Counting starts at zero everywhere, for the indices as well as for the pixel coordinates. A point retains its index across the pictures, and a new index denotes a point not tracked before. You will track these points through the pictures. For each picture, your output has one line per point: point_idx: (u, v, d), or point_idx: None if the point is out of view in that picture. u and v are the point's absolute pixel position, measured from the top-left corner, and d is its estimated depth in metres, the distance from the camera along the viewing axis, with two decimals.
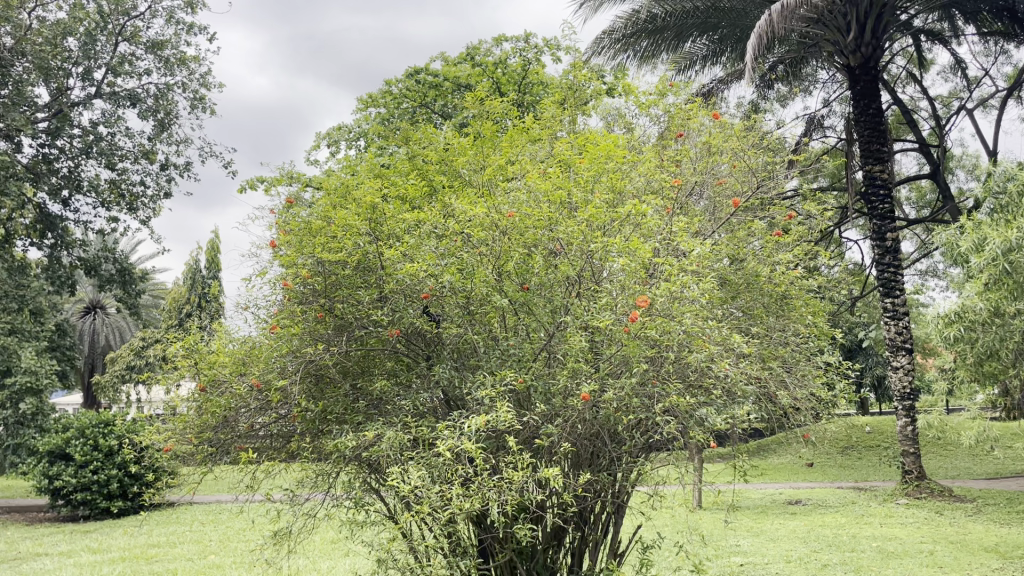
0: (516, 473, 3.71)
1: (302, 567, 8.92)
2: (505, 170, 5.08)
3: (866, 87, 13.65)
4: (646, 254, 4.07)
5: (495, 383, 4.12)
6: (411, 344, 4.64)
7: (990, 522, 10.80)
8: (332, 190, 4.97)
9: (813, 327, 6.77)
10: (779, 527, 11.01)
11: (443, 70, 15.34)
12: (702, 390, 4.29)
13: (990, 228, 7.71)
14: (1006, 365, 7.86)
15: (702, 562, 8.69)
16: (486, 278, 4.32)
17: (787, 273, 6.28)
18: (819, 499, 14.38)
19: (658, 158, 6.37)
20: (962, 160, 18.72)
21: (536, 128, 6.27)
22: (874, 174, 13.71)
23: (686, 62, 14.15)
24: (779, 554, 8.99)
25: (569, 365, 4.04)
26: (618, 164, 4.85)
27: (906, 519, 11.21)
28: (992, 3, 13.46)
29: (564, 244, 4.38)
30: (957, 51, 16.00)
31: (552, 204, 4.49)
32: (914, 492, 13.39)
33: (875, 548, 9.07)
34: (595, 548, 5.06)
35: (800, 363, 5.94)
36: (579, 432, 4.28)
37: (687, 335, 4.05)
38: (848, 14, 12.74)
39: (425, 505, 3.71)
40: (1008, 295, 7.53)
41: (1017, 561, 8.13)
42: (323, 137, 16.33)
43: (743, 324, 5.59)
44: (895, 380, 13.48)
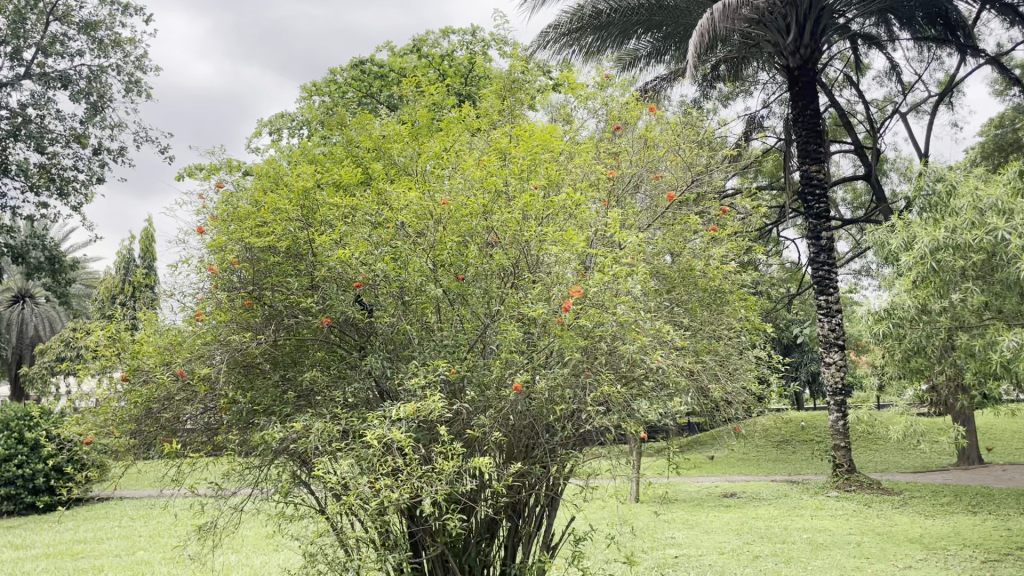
0: (446, 463, 3.64)
1: (234, 563, 8.74)
2: (441, 157, 5.03)
3: (804, 88, 13.82)
4: (581, 244, 4.08)
5: (427, 374, 4.05)
6: (345, 335, 4.52)
7: (916, 515, 11.11)
8: (263, 176, 4.87)
9: (747, 320, 6.80)
10: (713, 520, 11.16)
11: (389, 61, 15.21)
12: (635, 382, 4.30)
13: (919, 228, 7.89)
14: (933, 362, 8.03)
15: (636, 555, 8.77)
16: (420, 268, 4.25)
17: (721, 268, 6.27)
18: (752, 491, 14.65)
19: (598, 153, 6.39)
20: (895, 164, 19.19)
21: (475, 117, 6.22)
22: (811, 174, 13.96)
23: (630, 59, 14.34)
24: (712, 546, 9.12)
25: (502, 356, 4.01)
26: (554, 153, 4.85)
27: (835, 511, 11.51)
28: (926, 10, 13.76)
29: (499, 235, 4.34)
30: (892, 55, 16.35)
31: (486, 191, 4.42)
32: (844, 485, 13.74)
33: (805, 540, 9.27)
34: (528, 541, 5.04)
35: (733, 357, 6.01)
36: (511, 423, 4.24)
37: (621, 327, 4.06)
38: (789, 15, 13.00)
39: (354, 496, 3.62)
40: (935, 293, 7.67)
41: (939, 552, 8.37)
42: (264, 124, 15.96)
43: (676, 317, 5.60)
44: (828, 374, 13.79)
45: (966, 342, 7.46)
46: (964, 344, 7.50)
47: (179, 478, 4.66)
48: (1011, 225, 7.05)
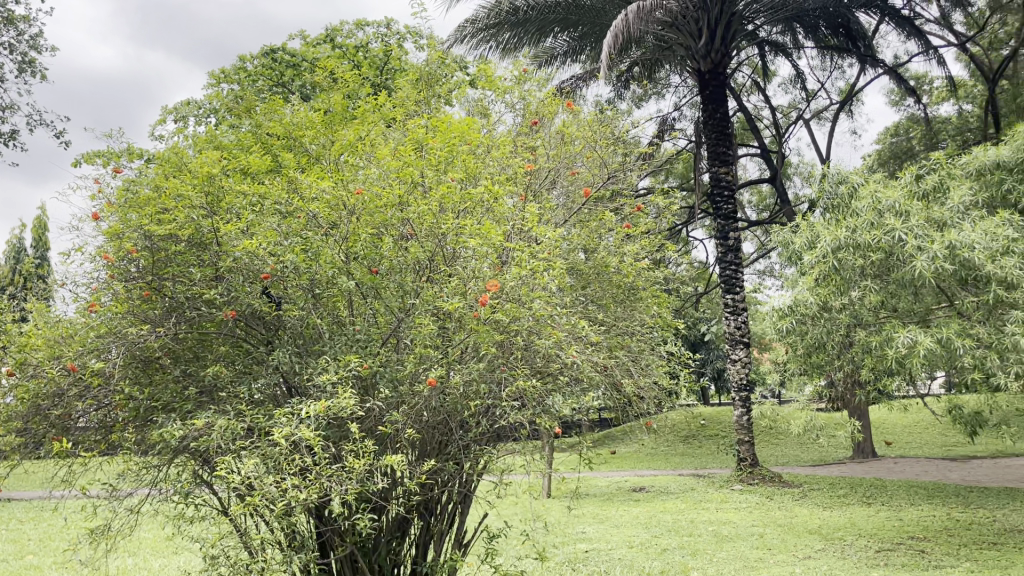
0: (356, 461, 3.55)
1: (130, 566, 8.40)
2: (355, 146, 4.90)
3: (714, 92, 14.18)
4: (498, 238, 4.05)
5: (338, 369, 3.93)
6: (251, 330, 4.34)
7: (815, 506, 11.54)
8: (166, 161, 4.64)
9: (659, 316, 6.89)
10: (623, 514, 11.33)
11: (301, 51, 14.88)
12: (550, 377, 4.30)
13: (821, 228, 8.17)
14: (833, 357, 8.31)
15: (547, 551, 8.81)
16: (330, 260, 4.14)
17: (634, 265, 6.29)
18: (660, 485, 14.97)
19: (515, 148, 6.38)
20: (798, 168, 19.88)
21: (391, 106, 6.11)
22: (719, 175, 14.30)
23: (546, 57, 14.34)
24: (622, 539, 9.26)
25: (416, 351, 3.93)
26: (471, 145, 4.81)
27: (739, 504, 11.86)
28: (830, 21, 14.29)
29: (415, 228, 4.27)
30: (797, 63, 16.95)
31: (402, 181, 4.34)
32: (748, 478, 14.18)
33: (710, 532, 9.51)
34: (440, 539, 4.96)
35: (645, 353, 6.08)
36: (425, 418, 4.16)
37: (536, 321, 4.05)
38: (701, 20, 13.30)
39: (258, 497, 3.48)
40: (836, 291, 7.94)
41: (836, 543, 8.71)
42: (169, 111, 15.36)
43: (590, 313, 5.63)
44: (733, 371, 14.18)
45: (863, 339, 7.75)
46: (862, 341, 7.80)
47: (69, 479, 4.40)
48: (908, 226, 7.25)
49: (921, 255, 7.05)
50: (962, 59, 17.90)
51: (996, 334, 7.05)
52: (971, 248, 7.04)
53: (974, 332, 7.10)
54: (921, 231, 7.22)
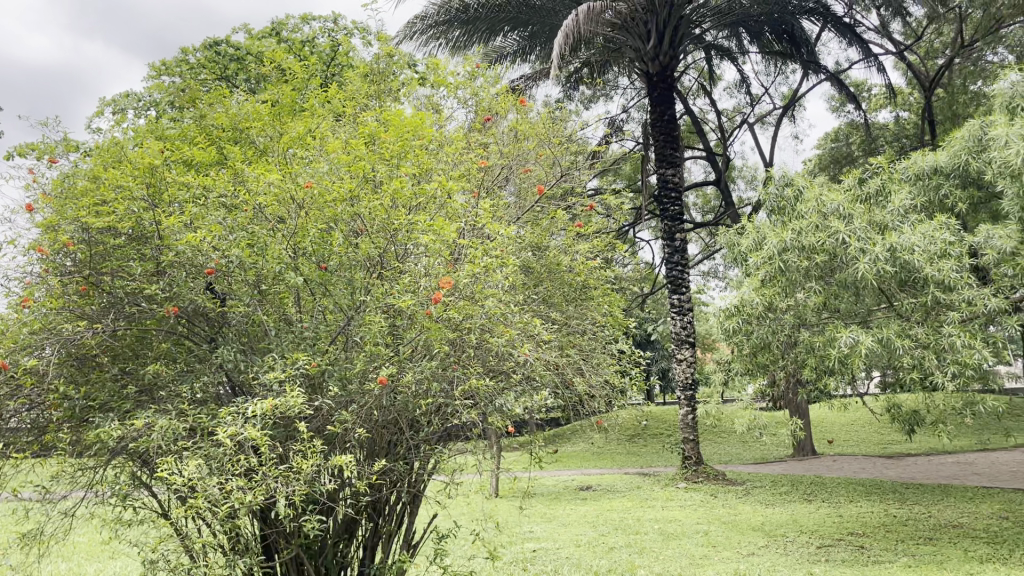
0: (304, 462, 3.46)
1: (62, 572, 8.10)
2: (305, 140, 4.81)
3: (662, 94, 14.30)
4: (451, 234, 4.00)
5: (285, 367, 3.84)
6: (194, 326, 4.22)
7: (758, 503, 11.73)
8: (104, 152, 4.49)
9: (610, 315, 6.90)
10: (570, 513, 11.36)
11: (245, 44, 14.60)
12: (502, 375, 4.26)
13: (768, 230, 8.29)
14: (778, 357, 8.44)
15: (495, 550, 8.78)
16: (278, 255, 4.04)
17: (586, 264, 6.31)
18: (607, 483, 15.06)
19: (466, 144, 6.33)
20: (742, 171, 20.22)
21: (341, 99, 6.01)
22: (666, 177, 14.44)
23: (496, 56, 14.28)
24: (569, 538, 9.27)
25: (366, 349, 3.86)
26: (425, 141, 4.75)
27: (684, 501, 11.99)
28: (775, 27, 14.52)
29: (365, 223, 4.20)
30: (742, 68, 17.22)
31: (353, 176, 4.27)
32: (693, 476, 14.36)
33: (657, 531, 9.59)
34: (388, 540, 4.87)
35: (596, 351, 6.09)
36: (375, 418, 4.09)
37: (489, 319, 4.02)
38: (649, 22, 13.42)
39: (201, 498, 3.37)
40: (781, 292, 8.06)
41: (779, 539, 8.85)
42: (107, 103, 14.91)
43: (541, 311, 5.62)
44: (679, 370, 14.32)
45: (807, 339, 7.89)
46: (806, 341, 7.93)
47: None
48: (851, 229, 7.42)
49: (863, 257, 7.23)
50: (900, 68, 18.41)
51: (933, 334, 7.26)
52: (911, 251, 7.25)
53: (912, 333, 7.31)
54: (864, 233, 7.41)
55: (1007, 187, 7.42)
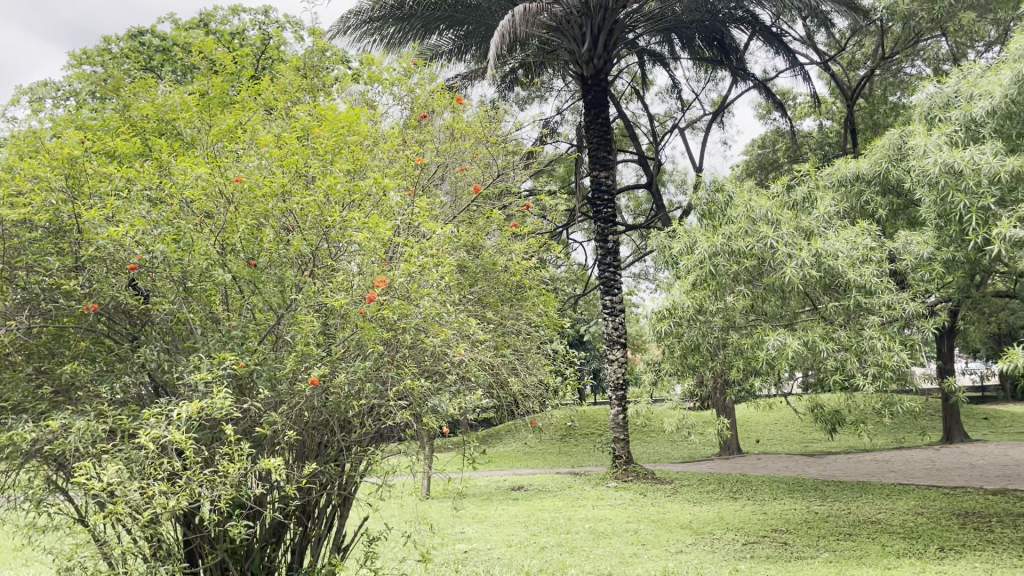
0: (230, 465, 3.36)
1: None
2: (234, 133, 4.68)
3: (597, 97, 14.42)
4: (386, 232, 3.96)
5: (212, 368, 3.72)
6: (115, 324, 4.06)
7: (686, 501, 11.94)
8: (19, 142, 4.27)
9: (544, 316, 6.91)
10: (502, 513, 11.37)
11: (171, 35, 14.18)
12: (436, 376, 4.21)
13: (698, 233, 8.44)
14: (707, 358, 8.59)
15: (426, 552, 8.70)
16: (205, 251, 3.91)
17: (521, 264, 6.33)
18: (538, 483, 15.13)
19: (403, 141, 6.28)
20: (673, 175, 20.56)
21: (274, 92, 5.88)
22: (599, 179, 14.55)
23: (431, 54, 14.20)
24: (501, 539, 9.25)
25: (297, 349, 3.78)
26: (360, 137, 4.69)
27: (614, 501, 12.11)
28: (706, 35, 14.79)
29: (297, 219, 4.13)
30: (674, 73, 17.51)
31: (285, 171, 4.18)
32: (623, 475, 14.52)
33: (587, 530, 9.66)
34: (317, 544, 4.78)
35: (531, 351, 6.10)
36: (305, 419, 4.00)
37: (424, 319, 3.98)
38: (584, 25, 13.52)
39: (121, 504, 3.25)
40: (711, 294, 8.19)
41: (706, 537, 9.02)
42: (22, 92, 14.30)
43: (476, 311, 5.60)
44: (611, 370, 14.47)
45: (736, 341, 8.04)
46: (734, 343, 8.08)
47: None
48: (778, 234, 7.61)
49: (790, 262, 7.41)
50: (824, 77, 18.97)
51: (855, 337, 7.49)
52: (834, 257, 7.49)
53: (835, 336, 7.53)
54: (790, 239, 7.61)
55: (924, 195, 7.71)
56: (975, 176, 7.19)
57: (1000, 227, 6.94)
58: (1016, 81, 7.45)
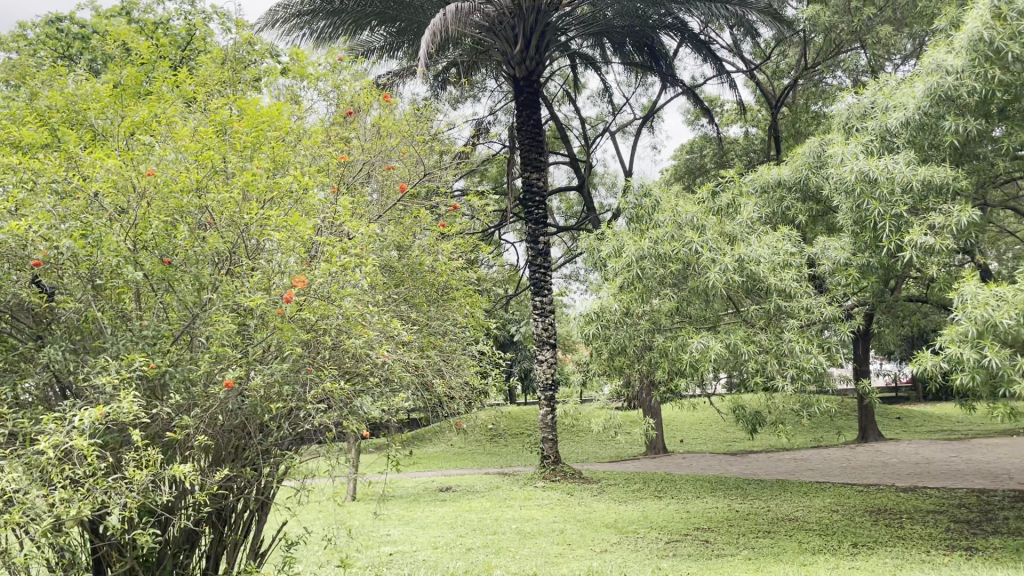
0: (137, 471, 3.23)
1: None
2: (149, 125, 4.51)
3: (529, 98, 14.46)
4: (306, 231, 3.89)
5: (120, 369, 3.57)
6: (17, 322, 3.85)
7: (612, 501, 12.06)
8: None
9: (471, 317, 6.87)
10: (429, 514, 11.30)
11: (91, 22, 13.66)
12: (358, 378, 4.14)
13: (626, 236, 8.53)
14: (632, 360, 8.69)
15: (349, 556, 8.54)
16: (115, 247, 3.75)
17: (448, 265, 6.32)
18: (466, 484, 15.10)
19: (328, 138, 6.19)
20: (604, 178, 20.77)
21: (194, 84, 5.72)
22: (530, 180, 14.58)
23: (362, 50, 14.04)
24: (426, 541, 9.18)
25: (212, 350, 3.67)
26: (281, 133, 4.60)
27: (542, 501, 12.16)
28: (637, 40, 14.97)
29: (213, 216, 4.02)
30: (605, 77, 17.67)
31: (203, 166, 4.06)
32: (550, 475, 14.58)
33: (514, 530, 9.67)
34: (234, 550, 4.65)
35: (457, 352, 6.08)
36: (220, 423, 3.89)
37: (345, 320, 3.92)
38: (516, 27, 13.53)
39: (19, 513, 3.09)
40: (638, 298, 8.24)
41: (630, 536, 9.13)
42: None
43: (402, 312, 5.56)
44: (540, 371, 14.53)
45: (662, 343, 8.15)
46: (660, 345, 8.18)
47: None
48: (703, 239, 7.75)
49: (714, 266, 7.55)
50: (750, 85, 19.44)
51: (775, 340, 7.69)
52: (756, 262, 7.67)
53: (756, 339, 7.71)
54: (715, 244, 7.76)
55: (841, 202, 7.96)
56: (888, 185, 7.45)
57: (911, 234, 7.21)
58: (928, 95, 7.77)
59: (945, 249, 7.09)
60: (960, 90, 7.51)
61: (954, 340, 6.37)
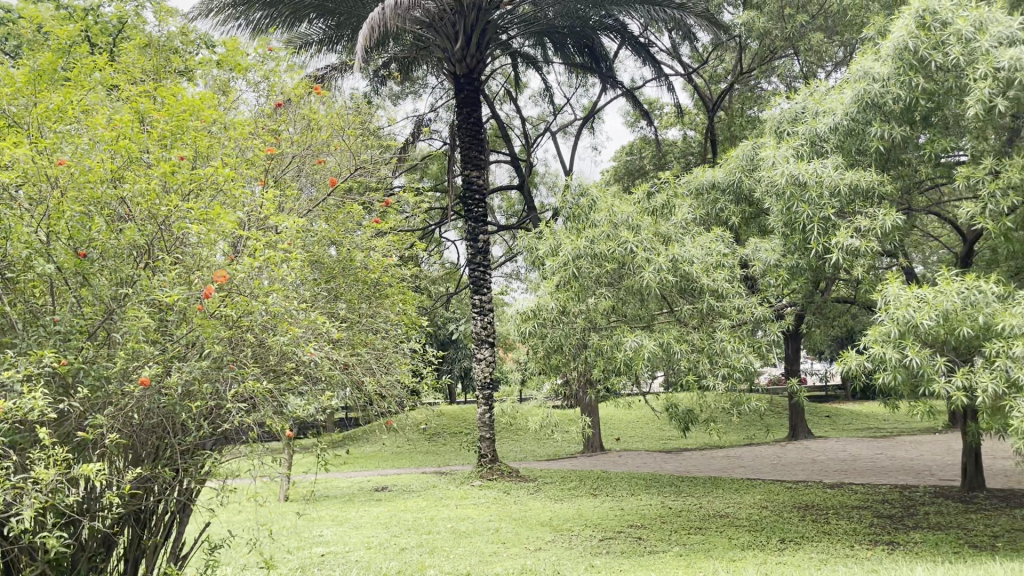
0: (44, 472, 3.09)
1: None
2: (65, 113, 4.34)
3: (469, 96, 14.42)
4: (228, 224, 3.79)
5: (29, 365, 3.42)
6: None
7: (548, 499, 12.12)
8: None
9: (404, 314, 6.79)
10: (363, 514, 11.19)
11: (15, 6, 13.11)
12: (283, 375, 4.06)
13: (562, 235, 8.56)
14: (568, 358, 8.73)
15: (280, 558, 8.39)
16: (26, 238, 3.59)
17: (382, 261, 6.26)
18: (402, 484, 14.98)
19: (258, 131, 6.06)
20: (544, 177, 20.83)
21: (118, 71, 5.54)
22: (470, 178, 14.53)
23: (300, 43, 13.77)
24: (360, 541, 9.07)
25: (127, 346, 3.55)
26: (206, 124, 4.47)
27: (478, 499, 12.15)
28: (578, 41, 15.05)
29: (132, 207, 3.88)
30: (546, 77, 17.73)
31: (121, 156, 3.92)
32: (488, 474, 14.57)
33: (448, 529, 9.63)
34: (154, 552, 4.51)
35: (389, 350, 6.03)
36: (136, 422, 3.77)
37: (269, 316, 3.84)
38: (457, 24, 13.47)
39: None
40: (574, 296, 8.25)
41: (565, 533, 9.18)
42: None
43: (332, 309, 5.49)
44: (478, 369, 14.49)
45: (596, 342, 8.20)
46: (595, 344, 8.22)
47: None
48: (638, 239, 7.81)
49: (649, 266, 7.63)
50: (688, 88, 19.74)
51: (707, 339, 7.82)
52: (689, 262, 7.79)
53: (689, 338, 7.82)
54: (649, 244, 7.84)
55: (773, 205, 8.13)
56: (817, 188, 7.64)
57: (838, 236, 7.41)
58: (856, 101, 7.99)
59: (870, 251, 7.31)
60: (886, 98, 7.75)
61: (878, 340, 6.56)
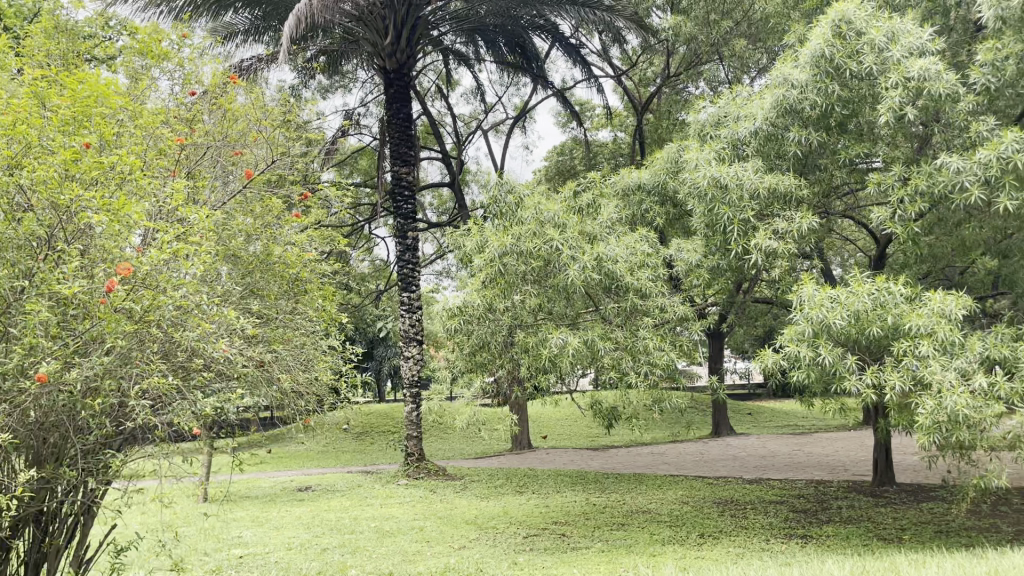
0: None
1: None
2: None
3: (398, 91, 14.29)
4: (133, 215, 3.67)
5: None
6: None
7: (474, 497, 12.11)
8: None
9: (325, 310, 6.67)
10: (285, 515, 11.00)
11: None
12: (193, 371, 3.94)
13: (489, 232, 8.55)
14: (494, 355, 8.72)
15: (198, 560, 8.17)
16: None
17: (302, 257, 6.15)
18: (327, 483, 14.76)
19: (173, 120, 5.88)
20: (475, 175, 20.79)
21: (25, 53, 5.30)
22: (399, 175, 14.40)
23: (225, 32, 13.41)
24: (280, 542, 8.89)
25: (24, 340, 3.40)
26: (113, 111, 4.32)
27: (403, 498, 12.06)
28: (509, 41, 15.07)
29: (31, 195, 3.72)
30: (478, 75, 17.71)
31: (19, 142, 3.75)
32: (414, 473, 14.49)
33: (372, 529, 9.53)
34: (55, 556, 4.33)
35: (304, 347, 5.97)
36: (31, 420, 3.61)
37: (176, 311, 3.73)
38: (387, 18, 13.34)
39: None
40: (500, 294, 8.23)
41: (489, 531, 9.18)
42: None
43: (246, 305, 5.39)
44: (406, 367, 14.37)
45: (522, 339, 8.21)
46: (521, 341, 8.23)
47: None
48: (564, 237, 7.84)
49: (573, 264, 7.67)
50: (618, 90, 19.97)
51: (629, 337, 7.96)
52: (614, 261, 7.87)
53: (613, 336, 7.91)
54: (574, 242, 7.87)
55: (695, 206, 8.27)
56: (738, 191, 7.81)
57: (757, 238, 7.59)
58: (775, 106, 8.20)
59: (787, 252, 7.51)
60: (804, 104, 7.99)
61: (793, 339, 6.74)
